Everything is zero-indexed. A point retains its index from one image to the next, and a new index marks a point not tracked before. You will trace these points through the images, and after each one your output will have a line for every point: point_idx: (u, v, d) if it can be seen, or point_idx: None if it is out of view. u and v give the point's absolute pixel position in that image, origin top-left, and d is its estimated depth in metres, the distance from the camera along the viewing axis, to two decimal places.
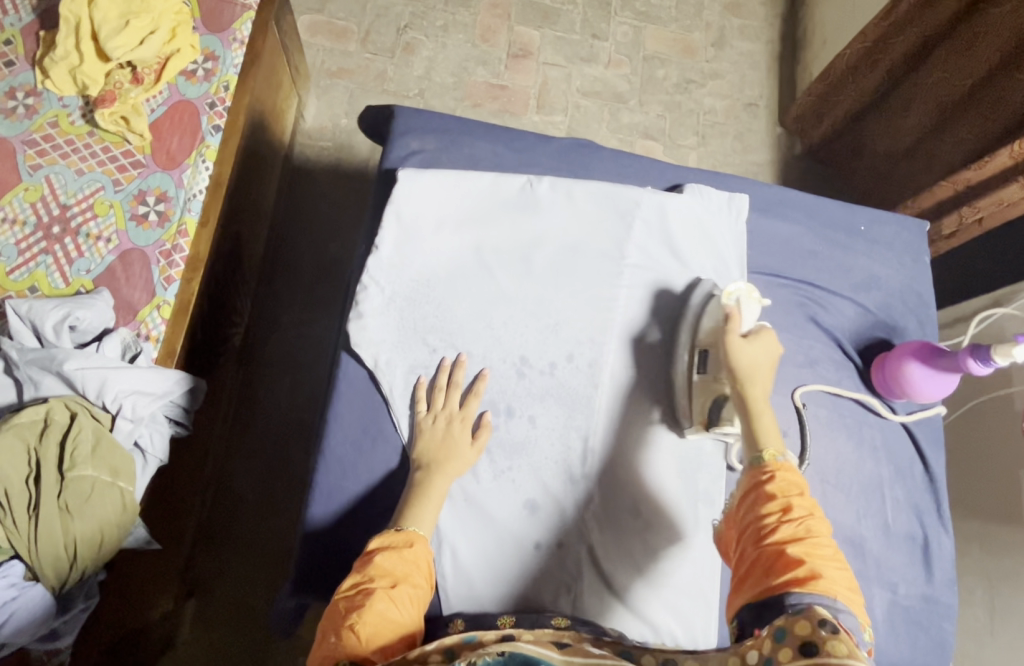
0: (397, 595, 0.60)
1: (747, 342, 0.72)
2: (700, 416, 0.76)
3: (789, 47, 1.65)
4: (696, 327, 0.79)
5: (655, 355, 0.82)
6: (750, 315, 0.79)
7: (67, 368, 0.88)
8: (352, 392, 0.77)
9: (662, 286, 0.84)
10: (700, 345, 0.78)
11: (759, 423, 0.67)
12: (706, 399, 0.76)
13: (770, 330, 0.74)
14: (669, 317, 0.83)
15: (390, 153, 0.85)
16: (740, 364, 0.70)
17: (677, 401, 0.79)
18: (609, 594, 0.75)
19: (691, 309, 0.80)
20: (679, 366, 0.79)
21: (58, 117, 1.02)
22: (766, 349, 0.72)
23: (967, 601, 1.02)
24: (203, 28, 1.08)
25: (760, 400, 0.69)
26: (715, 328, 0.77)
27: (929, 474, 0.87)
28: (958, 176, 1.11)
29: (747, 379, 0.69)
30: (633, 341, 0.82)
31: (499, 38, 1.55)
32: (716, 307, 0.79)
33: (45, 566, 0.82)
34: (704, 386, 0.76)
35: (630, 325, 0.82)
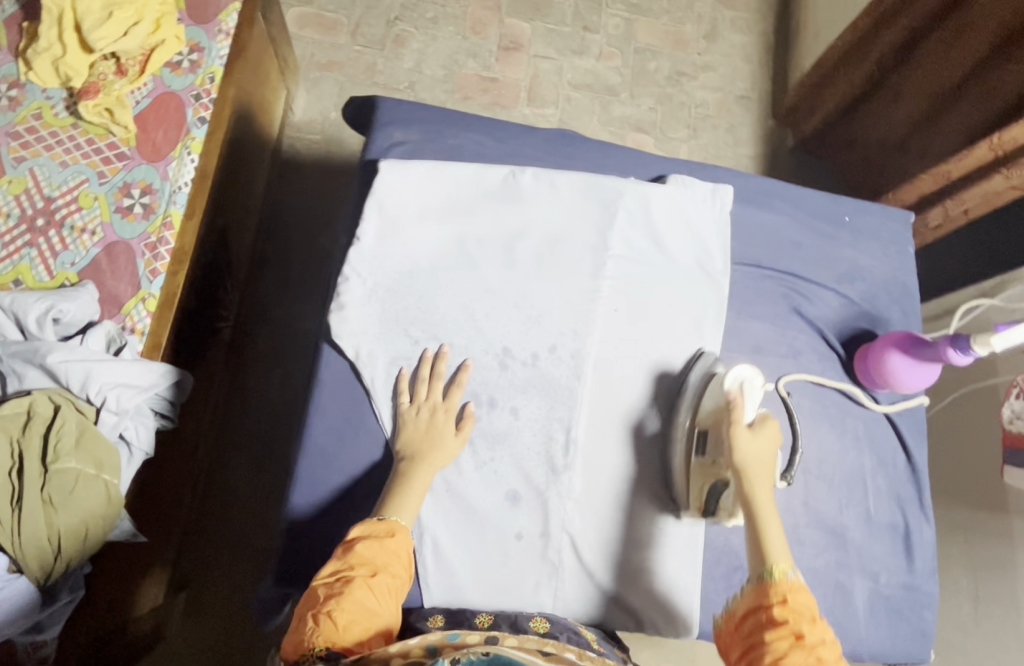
0: (376, 585, 0.61)
1: (754, 434, 0.70)
2: (698, 501, 0.75)
3: (781, 39, 1.65)
4: (696, 407, 0.77)
5: (654, 443, 0.80)
6: (753, 400, 0.75)
7: (49, 361, 0.87)
8: (334, 383, 0.76)
9: (660, 366, 0.82)
10: (699, 427, 0.76)
11: (768, 534, 0.66)
12: (705, 485, 0.74)
13: (773, 420, 0.72)
14: (666, 402, 0.81)
15: (372, 145, 0.85)
16: (745, 460, 0.69)
17: (676, 488, 0.78)
18: (590, 582, 0.76)
19: (690, 391, 0.78)
20: (677, 449, 0.77)
21: (42, 109, 1.01)
22: (770, 441, 0.70)
23: (953, 590, 1.03)
24: (189, 19, 1.08)
25: (765, 500, 0.68)
26: (717, 410, 0.75)
27: (911, 464, 0.87)
28: (941, 169, 1.11)
29: (752, 479, 0.68)
30: (630, 428, 0.80)
31: (489, 30, 1.54)
32: (716, 385, 0.76)
33: (29, 558, 0.82)
34: (703, 471, 0.75)
35: (624, 409, 0.80)
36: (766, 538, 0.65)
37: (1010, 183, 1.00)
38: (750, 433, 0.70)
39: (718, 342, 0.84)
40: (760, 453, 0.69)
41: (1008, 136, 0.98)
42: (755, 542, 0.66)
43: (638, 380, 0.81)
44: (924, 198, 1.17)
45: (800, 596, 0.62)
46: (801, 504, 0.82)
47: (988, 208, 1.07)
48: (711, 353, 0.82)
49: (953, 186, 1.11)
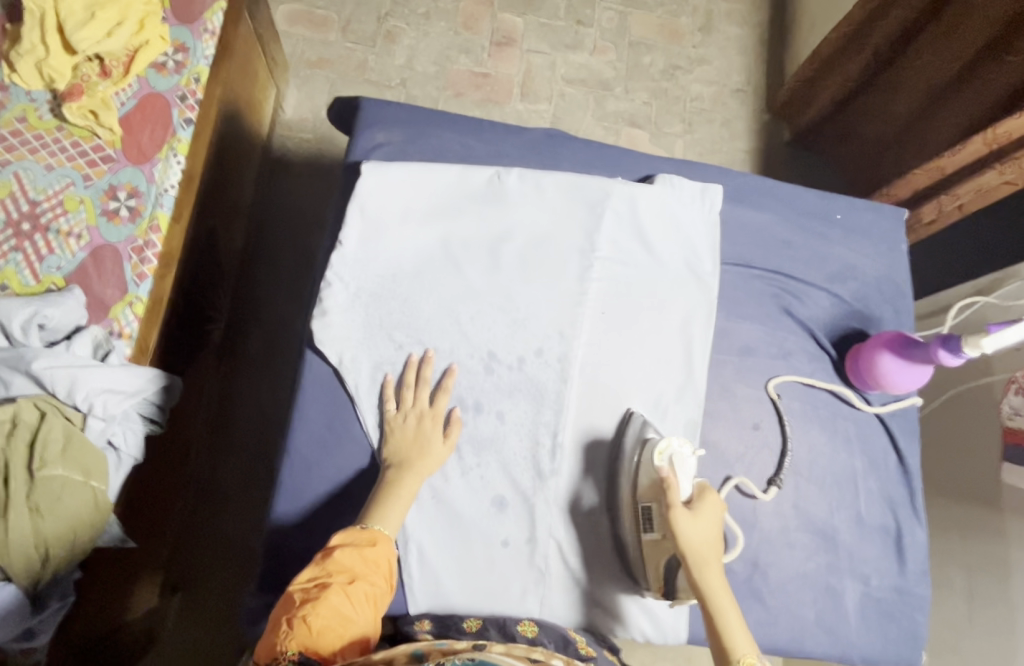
0: (353, 592, 0.60)
1: (694, 514, 0.68)
2: (658, 582, 0.72)
3: (777, 32, 1.63)
4: (635, 484, 0.74)
5: (596, 516, 0.77)
6: (687, 474, 0.71)
7: (34, 368, 0.86)
8: (318, 389, 0.76)
9: (594, 434, 0.78)
10: (640, 506, 0.73)
11: (726, 623, 0.63)
12: (659, 565, 0.71)
13: (712, 491, 0.70)
14: (603, 475, 0.78)
15: (356, 146, 0.84)
16: (690, 544, 0.66)
17: (633, 566, 0.75)
18: (577, 589, 0.75)
19: (627, 464, 0.75)
20: (624, 529, 0.74)
21: (26, 111, 1.00)
22: (712, 519, 0.68)
23: (947, 590, 1.02)
24: (173, 19, 1.06)
25: (717, 585, 0.65)
26: (654, 487, 0.72)
27: (903, 465, 0.86)
28: (933, 162, 1.08)
29: (701, 564, 0.66)
30: (569, 508, 0.76)
31: (482, 25, 1.53)
32: (649, 462, 0.73)
33: (16, 566, 0.81)
34: (654, 551, 0.71)
35: (562, 489, 0.76)
36: (726, 630, 0.63)
37: (1004, 178, 0.99)
38: (689, 515, 0.67)
39: (707, 344, 0.83)
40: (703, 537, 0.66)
41: (1003, 131, 0.96)
42: (715, 636, 0.63)
43: (573, 454, 0.77)
44: (918, 194, 1.16)
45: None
46: (791, 508, 0.82)
47: (983, 202, 1.05)
48: (642, 415, 0.79)
49: (948, 180, 1.09)
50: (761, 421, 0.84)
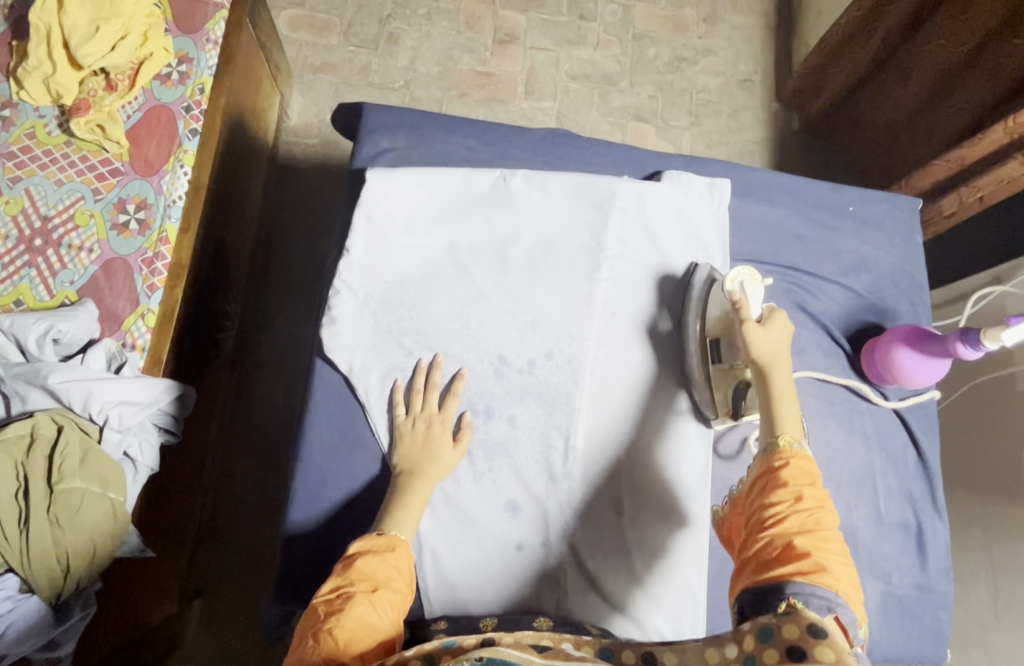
0: (377, 599, 0.59)
1: (763, 328, 0.71)
2: (726, 406, 0.77)
3: (785, 18, 1.60)
4: (703, 318, 0.79)
5: (669, 344, 0.81)
6: (754, 300, 0.77)
7: (50, 382, 0.88)
8: (328, 398, 0.76)
9: (663, 273, 0.82)
10: (710, 336, 0.78)
11: (780, 406, 0.66)
12: (728, 389, 0.76)
13: (781, 311, 0.73)
14: (674, 310, 0.82)
15: (359, 152, 0.84)
16: (757, 350, 0.70)
17: (698, 397, 0.78)
18: (593, 591, 0.74)
19: (695, 297, 0.79)
20: (692, 358, 0.78)
21: (35, 127, 1.01)
22: (781, 329, 0.71)
23: (971, 584, 1.00)
24: (175, 30, 1.06)
25: (782, 382, 0.68)
26: (725, 318, 0.77)
27: (922, 461, 0.85)
28: (953, 155, 1.07)
29: (764, 363, 0.69)
30: (645, 333, 0.81)
31: (484, 23, 1.52)
32: (720, 294, 0.79)
33: (39, 578, 0.83)
34: (723, 376, 0.77)
35: (639, 316, 0.81)
36: (778, 410, 0.66)
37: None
38: (760, 326, 0.71)
39: None
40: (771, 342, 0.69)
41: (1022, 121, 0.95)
42: (768, 416, 0.66)
43: (644, 292, 0.82)
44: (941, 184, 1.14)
45: (802, 462, 0.62)
46: None
47: (1003, 194, 1.04)
48: (708, 266, 0.81)
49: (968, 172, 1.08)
50: None
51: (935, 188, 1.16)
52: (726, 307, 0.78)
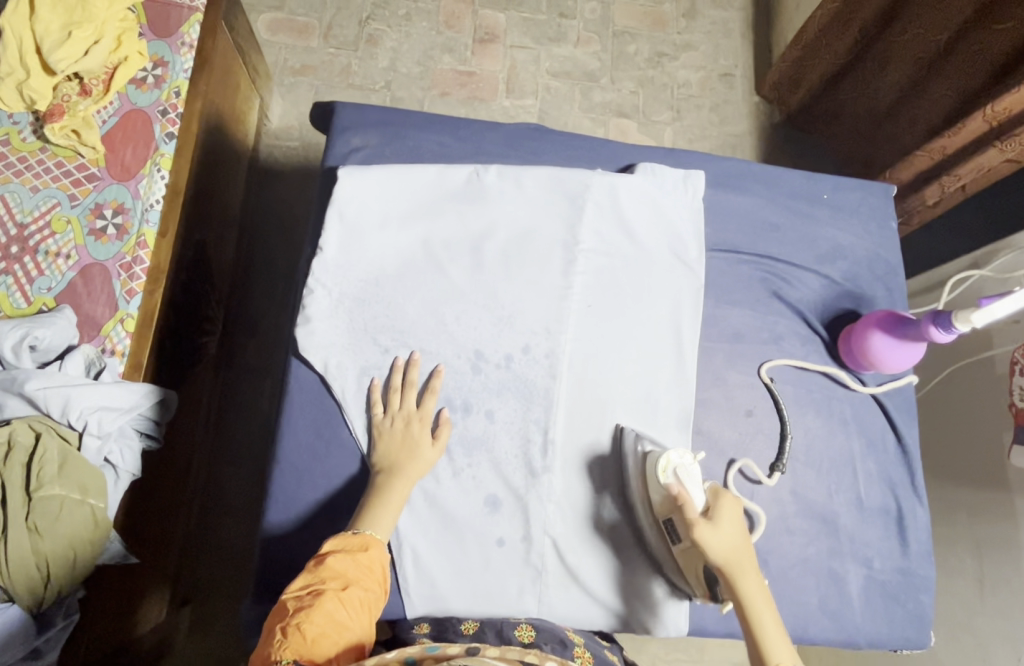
0: (347, 598, 0.60)
1: (713, 525, 0.64)
2: (703, 588, 0.69)
3: (765, 12, 1.61)
4: (649, 496, 0.73)
5: (622, 528, 0.77)
6: (695, 483, 0.69)
7: (27, 389, 0.87)
8: (305, 398, 0.76)
9: (592, 450, 0.77)
10: (661, 519, 0.71)
11: (763, 631, 0.61)
12: (699, 571, 0.68)
13: (729, 494, 0.67)
14: (616, 483, 0.77)
15: (332, 151, 0.84)
16: (718, 557, 0.63)
17: (672, 577, 0.74)
18: (574, 585, 0.75)
19: (632, 475, 0.75)
20: (654, 542, 0.74)
21: (9, 134, 1.00)
22: (734, 523, 0.65)
23: (957, 570, 1.00)
24: (151, 34, 1.05)
25: (754, 590, 0.63)
26: (667, 501, 0.70)
27: (902, 445, 0.85)
28: (935, 144, 1.10)
29: (732, 574, 0.63)
30: (591, 524, 0.76)
31: (464, 23, 1.52)
32: (654, 480, 0.71)
33: (18, 587, 0.81)
34: (689, 556, 0.69)
35: (581, 508, 0.76)
36: (763, 637, 0.61)
37: (1005, 156, 1.00)
38: (711, 525, 0.64)
39: (696, 334, 0.82)
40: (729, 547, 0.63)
41: (1000, 108, 0.97)
42: (753, 644, 0.61)
43: (578, 473, 0.77)
44: (920, 176, 1.16)
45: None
46: (790, 494, 0.81)
47: (986, 183, 1.06)
48: (631, 428, 0.77)
49: (949, 160, 1.10)
50: (755, 407, 0.83)
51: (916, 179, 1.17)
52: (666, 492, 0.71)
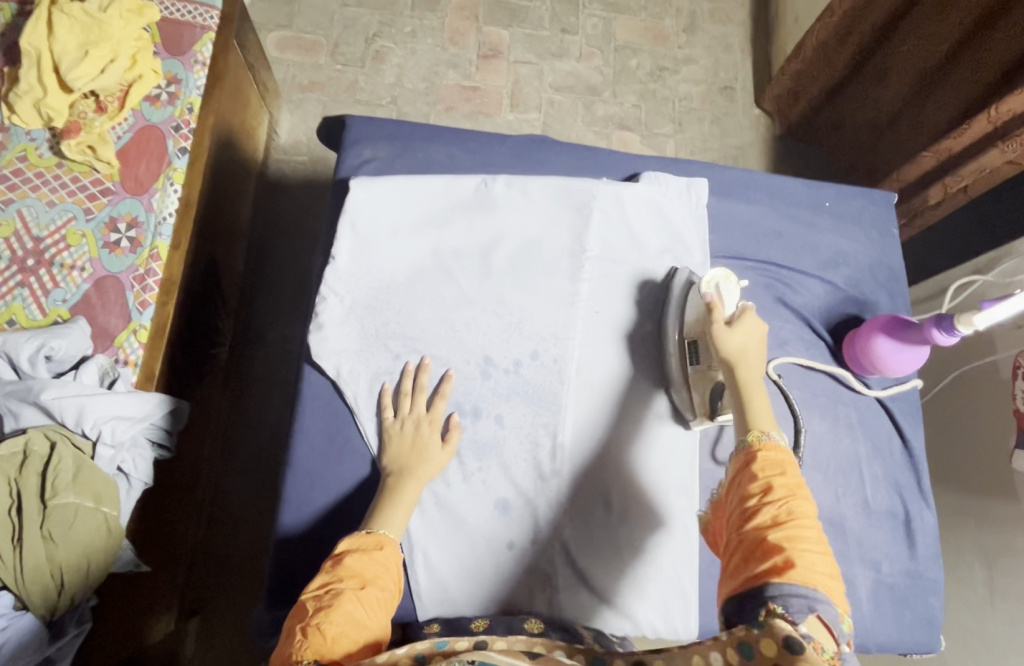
0: (365, 598, 0.60)
1: (732, 327, 0.69)
2: (704, 406, 0.76)
3: (763, 27, 1.64)
4: (682, 322, 0.79)
5: (649, 347, 0.82)
6: (730, 298, 0.76)
7: (43, 399, 0.88)
8: (317, 405, 0.77)
9: (642, 277, 0.84)
10: (689, 337, 0.77)
11: (751, 405, 0.64)
12: (707, 390, 0.75)
13: (754, 309, 0.70)
14: (652, 320, 0.83)
15: (343, 163, 0.86)
16: (729, 352, 0.67)
17: (678, 399, 0.79)
18: (585, 589, 0.75)
19: (674, 300, 0.80)
20: (671, 362, 0.79)
21: (27, 150, 1.02)
22: (754, 331, 0.68)
23: (967, 575, 1.00)
24: (164, 52, 1.08)
25: (754, 380, 0.66)
26: (700, 319, 0.76)
27: (907, 449, 0.86)
28: (940, 145, 1.10)
29: (736, 364, 0.67)
30: (625, 340, 0.82)
31: (468, 40, 1.55)
32: (696, 297, 0.78)
33: (33, 596, 0.82)
34: (701, 380, 0.76)
35: (618, 324, 0.82)
36: (749, 408, 0.64)
37: (1006, 156, 1.00)
38: (729, 327, 0.69)
39: None
40: (741, 341, 0.67)
41: (1004, 109, 0.98)
42: (739, 413, 0.64)
43: (625, 297, 0.83)
44: (922, 177, 1.17)
45: (772, 452, 0.59)
46: None
47: (989, 183, 1.07)
48: (686, 268, 0.83)
49: (953, 161, 1.10)
50: None
51: (920, 181, 1.19)
52: (701, 309, 0.77)
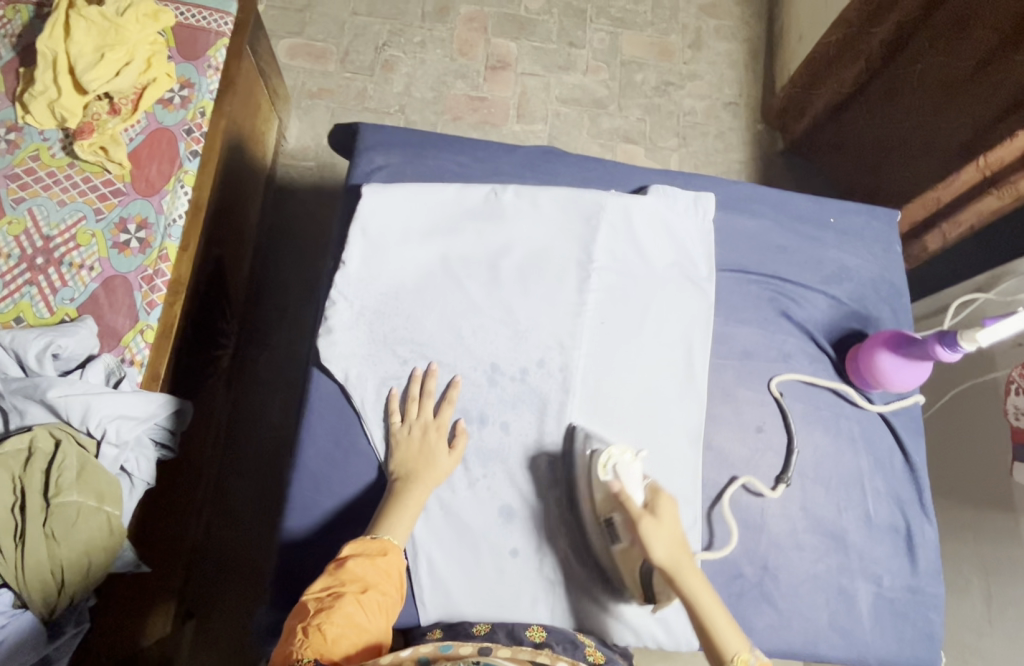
0: (366, 601, 0.61)
1: (658, 524, 0.67)
2: (639, 589, 0.73)
3: (766, 45, 1.66)
4: (592, 496, 0.74)
5: (558, 524, 0.77)
6: (634, 480, 0.71)
7: (49, 397, 0.88)
8: (325, 407, 0.77)
9: (537, 449, 0.78)
10: (603, 518, 0.73)
11: (716, 625, 0.63)
12: (637, 575, 0.72)
13: (669, 497, 0.70)
14: (561, 493, 0.77)
15: (355, 170, 0.87)
16: (662, 559, 0.66)
17: (612, 578, 0.75)
18: (587, 597, 0.76)
19: (581, 474, 0.75)
20: (596, 543, 0.75)
21: (39, 150, 1.03)
22: (675, 526, 0.68)
23: (965, 591, 1.00)
24: (178, 57, 1.09)
25: (699, 589, 0.65)
26: (610, 500, 0.72)
27: (909, 464, 0.87)
28: (929, 197, 1.18)
29: (677, 574, 0.66)
30: (529, 520, 0.76)
31: (476, 51, 1.57)
32: (598, 480, 0.73)
33: (33, 592, 0.82)
34: (628, 560, 0.72)
35: (524, 504, 0.76)
36: (715, 632, 0.63)
37: (1003, 201, 1.06)
38: (655, 522, 0.67)
39: (707, 357, 0.84)
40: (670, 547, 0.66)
41: (993, 158, 1.04)
42: (708, 643, 0.63)
43: (520, 473, 0.77)
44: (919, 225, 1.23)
45: None
46: (799, 510, 0.82)
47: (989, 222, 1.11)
48: (582, 426, 0.78)
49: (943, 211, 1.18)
50: (764, 423, 0.85)
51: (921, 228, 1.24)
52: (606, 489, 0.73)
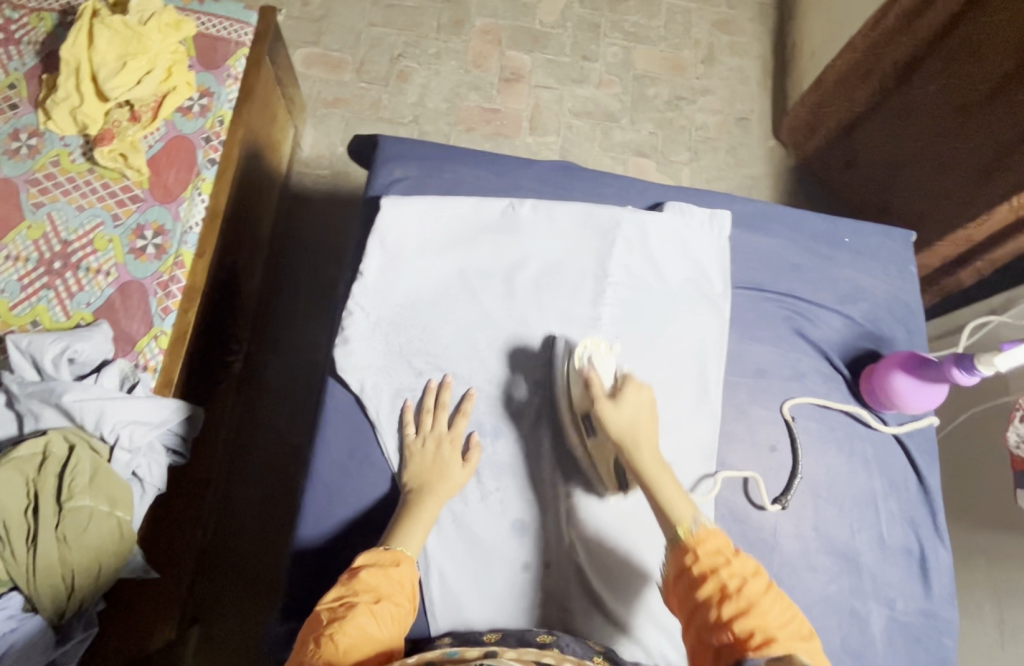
0: (378, 612, 0.61)
1: (618, 404, 0.73)
2: (612, 481, 0.76)
3: (779, 61, 1.67)
4: (569, 396, 0.78)
5: (532, 417, 0.79)
6: (606, 369, 0.77)
7: (64, 401, 0.88)
8: (340, 417, 0.77)
9: (516, 344, 0.81)
10: (580, 413, 0.77)
11: (665, 495, 0.70)
12: (609, 466, 0.76)
13: (638, 381, 0.75)
14: (542, 390, 0.80)
15: (374, 181, 0.88)
16: (618, 431, 0.72)
17: (587, 475, 0.78)
18: (598, 614, 0.75)
19: (558, 371, 0.79)
20: (571, 438, 0.78)
21: (60, 156, 1.04)
22: (640, 404, 0.74)
23: (977, 616, 0.99)
24: (198, 66, 1.10)
25: (650, 462, 0.71)
26: (581, 389, 0.76)
27: (923, 486, 0.86)
28: (960, 234, 1.16)
29: (632, 446, 0.72)
30: (506, 408, 0.79)
31: (490, 63, 1.58)
32: (574, 371, 0.77)
33: (43, 597, 0.82)
34: (601, 451, 0.76)
35: (499, 393, 0.79)
36: (665, 503, 0.69)
37: None
38: (615, 404, 0.73)
39: (721, 377, 0.84)
40: (629, 418, 0.72)
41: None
42: (660, 512, 0.69)
43: (499, 364, 0.80)
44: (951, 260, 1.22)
45: (708, 542, 0.65)
46: (812, 530, 0.82)
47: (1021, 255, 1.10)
48: (562, 336, 0.81)
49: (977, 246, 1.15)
50: (778, 442, 0.85)
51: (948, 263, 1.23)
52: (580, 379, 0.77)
